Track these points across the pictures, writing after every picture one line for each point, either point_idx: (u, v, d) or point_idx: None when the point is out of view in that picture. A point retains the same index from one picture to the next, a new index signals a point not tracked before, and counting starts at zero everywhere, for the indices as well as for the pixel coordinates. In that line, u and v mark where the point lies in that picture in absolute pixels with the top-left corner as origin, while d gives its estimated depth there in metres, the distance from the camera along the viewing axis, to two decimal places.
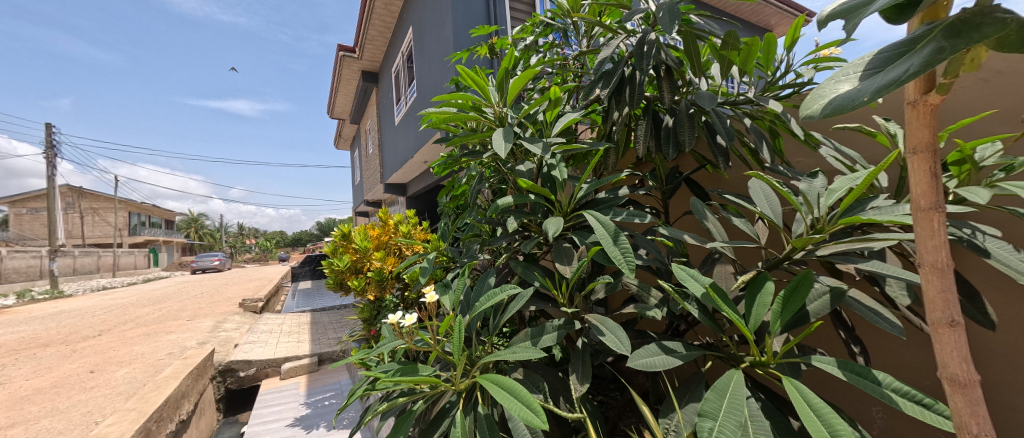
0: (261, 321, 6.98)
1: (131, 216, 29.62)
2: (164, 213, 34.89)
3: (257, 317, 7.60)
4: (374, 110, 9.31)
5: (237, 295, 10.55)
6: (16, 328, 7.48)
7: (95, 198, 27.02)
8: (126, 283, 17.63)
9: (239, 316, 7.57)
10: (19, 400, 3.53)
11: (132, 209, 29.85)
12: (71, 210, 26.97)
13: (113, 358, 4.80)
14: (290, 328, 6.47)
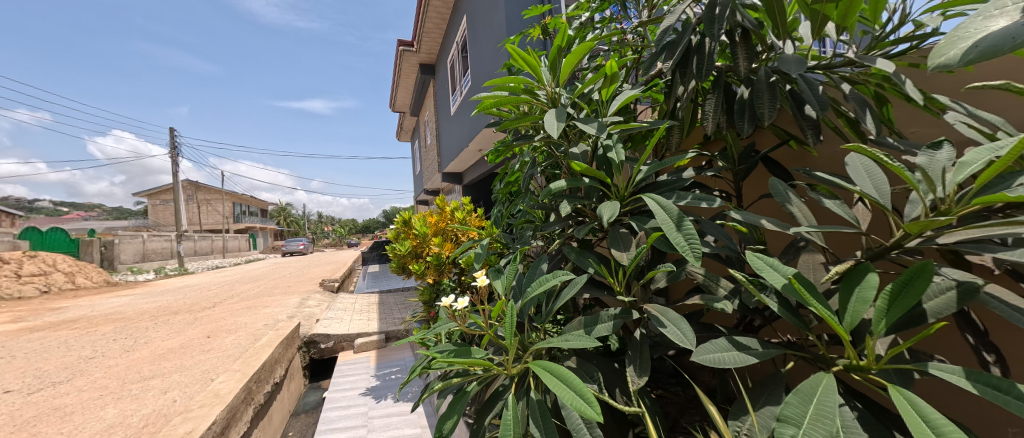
0: (338, 300, 7.69)
1: (234, 206, 34.12)
2: (258, 203, 39.65)
3: (334, 296, 8.40)
4: (432, 102, 9.62)
5: (317, 276, 11.69)
6: (155, 298, 9.03)
7: (204, 190, 31.34)
8: (231, 263, 20.37)
9: (320, 295, 8.41)
10: (158, 356, 4.26)
11: (234, 199, 34.32)
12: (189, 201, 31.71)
13: (223, 326, 5.58)
14: (360, 307, 7.04)
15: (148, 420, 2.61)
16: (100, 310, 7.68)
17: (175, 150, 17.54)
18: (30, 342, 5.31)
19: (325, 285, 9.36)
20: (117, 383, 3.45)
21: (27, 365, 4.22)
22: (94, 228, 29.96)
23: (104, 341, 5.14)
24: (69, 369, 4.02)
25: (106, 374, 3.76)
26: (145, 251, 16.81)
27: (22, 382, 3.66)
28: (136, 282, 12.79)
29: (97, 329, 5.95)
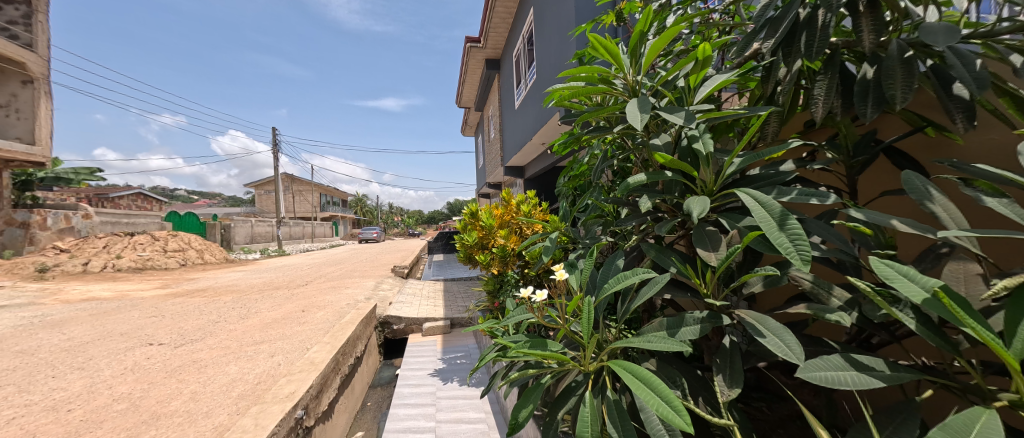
0: (407, 285, 8.25)
1: (321, 197, 38.23)
2: (341, 194, 43.94)
3: (404, 281, 9.04)
4: (496, 96, 9.78)
5: (389, 262, 12.65)
6: (260, 275, 10.47)
7: (298, 182, 35.45)
8: (318, 247, 22.90)
9: (392, 279, 9.10)
10: (266, 325, 4.95)
11: (321, 191, 38.44)
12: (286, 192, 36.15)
13: (314, 303, 6.31)
14: (427, 293, 7.49)
15: (260, 378, 3.04)
16: (220, 282, 9.12)
17: (276, 146, 20.05)
18: (173, 305, 6.48)
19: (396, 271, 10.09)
20: (236, 345, 4.07)
21: (172, 325, 5.15)
22: (216, 214, 35.49)
23: (225, 309, 6.09)
24: (201, 329, 4.84)
25: (228, 336, 4.46)
26: (252, 234, 19.57)
27: (169, 337, 4.49)
28: (247, 261, 14.97)
29: (219, 298, 7.08)
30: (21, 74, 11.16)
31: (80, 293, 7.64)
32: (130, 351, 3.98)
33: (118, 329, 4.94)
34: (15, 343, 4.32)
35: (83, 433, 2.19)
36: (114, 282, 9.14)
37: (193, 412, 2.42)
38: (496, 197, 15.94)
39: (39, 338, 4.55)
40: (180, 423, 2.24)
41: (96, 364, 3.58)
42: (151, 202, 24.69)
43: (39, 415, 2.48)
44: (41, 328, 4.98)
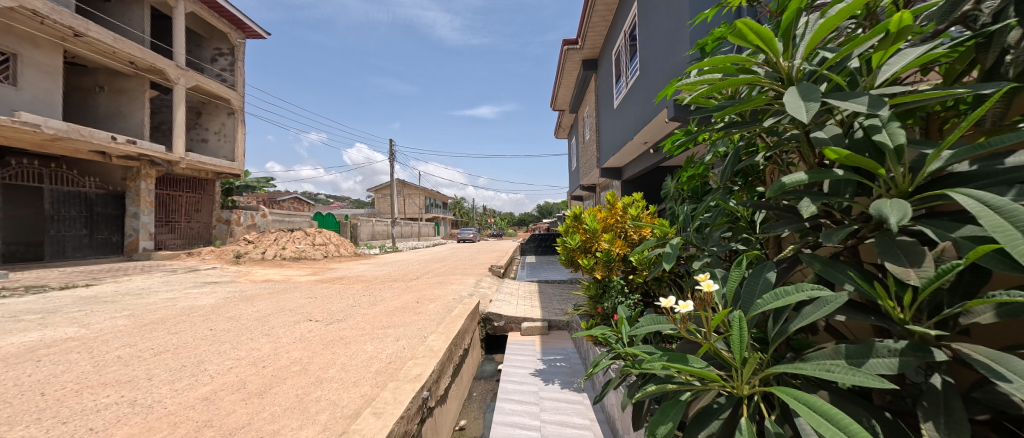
0: (505, 285, 8.60)
1: (427, 199, 42.41)
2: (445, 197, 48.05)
3: (501, 281, 9.45)
4: (593, 97, 9.59)
5: (487, 261, 13.37)
6: (381, 268, 12.06)
7: (409, 186, 39.89)
8: (425, 245, 25.45)
9: (490, 278, 9.60)
10: (391, 312, 5.69)
11: (428, 194, 42.67)
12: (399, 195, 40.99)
13: (425, 295, 7.02)
14: (524, 293, 7.71)
15: (390, 358, 3.50)
16: (353, 273, 10.78)
17: (394, 155, 22.92)
18: (321, 290, 7.89)
19: (493, 270, 10.64)
20: (370, 327, 4.76)
21: (321, 305, 6.26)
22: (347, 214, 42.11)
23: (357, 295, 7.17)
24: (343, 311, 5.78)
25: (363, 319, 5.24)
26: (373, 232, 22.76)
27: (321, 316, 5.46)
28: (371, 255, 17.40)
29: (352, 286, 8.36)
30: (227, 107, 14.88)
31: (260, 276, 9.81)
32: (297, 324, 4.96)
33: (286, 306, 6.21)
34: (225, 311, 5.75)
35: (275, 385, 2.79)
36: (281, 268, 11.51)
37: (344, 380, 2.89)
38: (590, 199, 15.61)
39: (238, 308, 5.98)
40: (338, 388, 2.71)
41: (276, 332, 4.55)
42: (302, 204, 30.49)
43: (246, 368, 3.24)
44: (239, 301, 6.54)
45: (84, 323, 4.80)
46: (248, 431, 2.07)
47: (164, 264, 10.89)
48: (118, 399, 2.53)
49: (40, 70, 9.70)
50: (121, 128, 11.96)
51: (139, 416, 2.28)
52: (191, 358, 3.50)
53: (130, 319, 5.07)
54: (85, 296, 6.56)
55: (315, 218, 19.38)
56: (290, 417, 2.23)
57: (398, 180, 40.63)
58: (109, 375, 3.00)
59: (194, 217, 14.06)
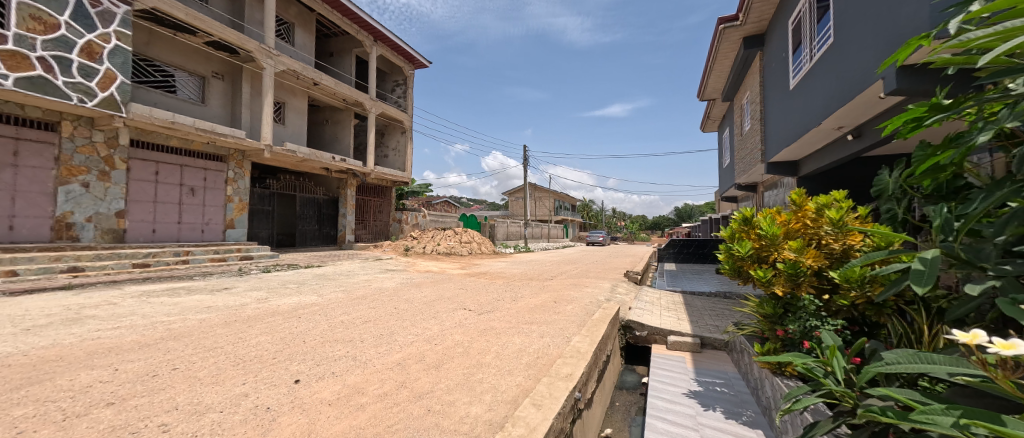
0: (644, 292, 8.06)
1: (557, 201, 43.36)
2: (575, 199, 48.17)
3: (640, 288, 8.89)
4: (759, 79, 8.08)
5: (624, 266, 12.78)
6: (517, 266, 12.83)
7: (542, 190, 41.39)
8: (556, 246, 26.02)
9: (627, 284, 9.15)
10: (532, 308, 5.96)
11: (558, 196, 43.61)
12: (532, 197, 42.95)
13: (562, 296, 7.11)
14: (665, 302, 7.05)
15: (538, 353, 3.64)
16: (494, 269, 11.77)
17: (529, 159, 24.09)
18: (470, 282, 8.85)
19: (628, 276, 10.09)
20: (516, 321, 5.08)
21: (471, 296, 7.00)
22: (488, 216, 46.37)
23: (500, 290, 7.76)
24: (491, 304, 6.34)
25: (509, 313, 5.63)
26: (509, 232, 24.49)
27: (474, 306, 6.09)
28: (508, 254, 18.69)
29: (495, 281, 9.12)
30: (401, 127, 18.16)
31: (423, 267, 11.63)
32: (455, 311, 5.67)
33: (445, 294, 7.17)
34: (402, 294, 6.99)
35: (446, 362, 3.23)
36: (439, 261, 13.41)
37: (501, 367, 3.15)
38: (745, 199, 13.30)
39: (411, 292, 7.19)
40: (496, 373, 2.96)
41: (441, 316, 5.29)
42: (451, 206, 34.96)
43: (424, 343, 3.86)
44: (411, 286, 7.86)
45: (318, 294, 6.52)
46: (431, 397, 2.43)
47: (361, 253, 14.00)
48: (346, 354, 3.33)
49: (297, 112, 13.76)
50: (340, 149, 15.89)
51: (359, 369, 2.95)
52: (383, 329, 4.35)
53: (343, 294, 6.64)
54: (317, 274, 8.95)
55: (462, 218, 21.91)
56: (460, 392, 2.53)
57: (531, 183, 42.69)
58: (337, 335, 3.98)
59: (380, 216, 17.62)
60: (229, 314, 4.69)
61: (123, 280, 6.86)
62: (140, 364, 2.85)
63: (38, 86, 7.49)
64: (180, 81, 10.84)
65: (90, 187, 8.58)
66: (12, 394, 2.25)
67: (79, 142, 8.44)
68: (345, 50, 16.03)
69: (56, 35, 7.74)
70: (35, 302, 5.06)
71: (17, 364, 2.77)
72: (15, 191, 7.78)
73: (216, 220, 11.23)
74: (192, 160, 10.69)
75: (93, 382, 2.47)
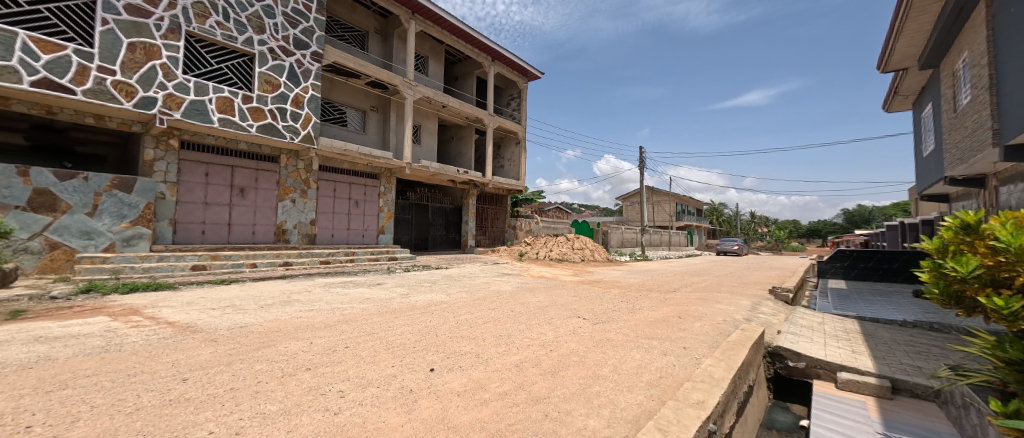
0: (798, 314, 6.74)
1: (679, 205, 39.55)
2: (700, 202, 43.33)
3: (791, 309, 7.46)
4: (983, 34, 5.98)
5: (767, 282, 10.89)
6: (634, 275, 12.14)
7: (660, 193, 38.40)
8: (678, 255, 23.73)
9: (773, 303, 7.78)
10: (653, 322, 5.56)
11: (680, 200, 39.80)
12: (649, 202, 40.08)
13: (689, 311, 6.44)
14: (827, 330, 5.75)
15: (661, 372, 3.37)
16: (609, 277, 11.37)
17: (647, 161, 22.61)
18: (584, 290, 8.72)
19: (775, 294, 8.57)
20: (635, 334, 4.81)
21: (586, 304, 6.90)
22: (601, 222, 45.09)
23: (617, 300, 7.44)
24: (607, 314, 6.14)
25: (626, 325, 5.36)
26: (624, 239, 23.36)
27: (589, 315, 5.98)
28: (623, 262, 17.78)
29: (610, 290, 8.79)
30: (516, 138, 19.14)
31: (537, 272, 11.95)
32: (570, 318, 5.67)
33: (559, 300, 7.22)
34: (519, 297, 7.29)
35: (561, 369, 3.26)
36: (552, 267, 13.56)
37: (619, 382, 3.03)
38: (959, 198, 9.97)
39: (526, 297, 7.45)
40: (614, 388, 2.85)
41: (557, 322, 5.36)
42: (563, 212, 35.17)
43: (539, 348, 3.96)
44: (526, 291, 8.16)
45: (447, 293, 7.27)
46: (548, 403, 2.49)
47: (480, 257, 15.11)
48: (471, 350, 3.65)
49: (430, 133, 15.75)
50: (464, 162, 17.56)
51: (482, 366, 3.20)
52: (503, 331, 4.62)
53: (467, 294, 7.27)
54: (445, 275, 10.00)
55: (575, 225, 21.79)
56: (577, 402, 2.53)
57: (648, 186, 40.01)
58: (463, 332, 4.38)
59: (497, 223, 18.81)
60: (382, 306, 5.60)
61: (312, 274, 8.80)
62: (326, 340, 3.62)
63: (270, 131, 10.30)
64: (349, 116, 13.48)
65: (295, 202, 11.39)
66: (253, 353, 3.11)
67: (289, 170, 11.29)
68: (468, 73, 17.71)
69: (277, 91, 10.51)
70: (261, 287, 6.88)
71: (254, 331, 3.80)
72: (256, 206, 10.69)
73: (372, 226, 13.58)
74: (357, 179, 13.16)
75: (297, 351, 3.23)
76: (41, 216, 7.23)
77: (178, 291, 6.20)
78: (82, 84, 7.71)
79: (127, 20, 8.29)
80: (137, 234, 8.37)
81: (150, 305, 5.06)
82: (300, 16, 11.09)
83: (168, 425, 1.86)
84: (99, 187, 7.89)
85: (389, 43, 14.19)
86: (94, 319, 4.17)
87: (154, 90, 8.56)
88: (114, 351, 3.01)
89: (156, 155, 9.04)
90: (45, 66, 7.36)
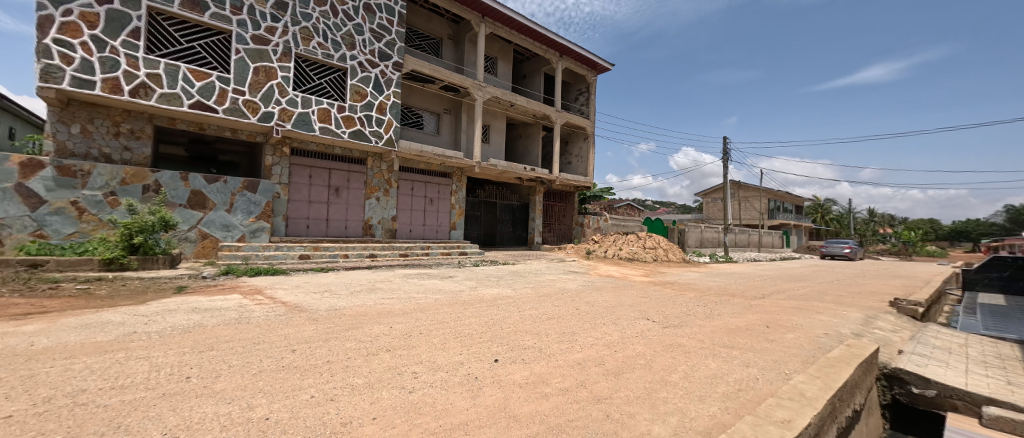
0: (929, 334, 5.68)
1: (772, 202, 35.33)
2: (798, 198, 38.42)
3: (918, 326, 6.31)
4: None
5: (885, 293, 9.30)
6: (715, 278, 11.25)
7: (747, 188, 34.75)
8: (768, 258, 21.32)
9: (893, 318, 6.65)
10: (733, 330, 5.15)
11: (772, 196, 35.61)
12: (735, 198, 36.43)
13: (779, 321, 5.82)
14: (961, 355, 4.80)
15: (738, 384, 3.13)
16: (684, 279, 10.68)
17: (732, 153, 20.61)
18: (656, 292, 8.33)
19: (898, 307, 7.31)
20: (711, 342, 4.50)
21: (658, 307, 6.59)
22: (677, 219, 42.32)
23: (692, 304, 7.00)
24: (680, 318, 5.81)
25: (701, 331, 5.04)
26: (703, 239, 21.63)
27: (659, 318, 5.71)
28: (702, 263, 16.51)
29: (686, 293, 8.28)
30: (584, 134, 18.82)
31: (606, 271, 11.65)
32: (637, 320, 5.49)
33: (627, 301, 7.01)
34: (585, 296, 7.22)
35: (626, 371, 3.20)
36: (622, 267, 13.09)
37: (689, 391, 2.88)
38: None
39: (592, 296, 7.35)
40: (684, 397, 2.73)
41: (624, 323, 5.23)
42: (634, 209, 33.73)
43: (603, 348, 3.91)
44: (593, 290, 8.04)
45: (513, 288, 7.46)
46: (610, 404, 2.48)
47: (547, 255, 15.15)
48: (535, 345, 3.74)
49: (499, 132, 16.20)
50: (531, 160, 17.73)
51: (544, 360, 3.27)
52: (566, 328, 4.65)
53: (531, 290, 7.41)
54: (513, 271, 10.22)
55: (647, 223, 20.74)
56: (641, 406, 2.48)
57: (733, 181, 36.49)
58: (528, 327, 4.50)
59: (564, 220, 18.72)
60: (454, 297, 5.94)
61: (393, 265, 9.61)
62: (404, 326, 3.97)
63: (359, 136, 11.42)
64: (425, 119, 14.42)
65: (379, 200, 12.48)
66: (344, 332, 3.54)
67: (375, 171, 12.42)
68: (535, 70, 17.80)
69: (365, 100, 11.62)
70: (351, 275, 7.71)
71: (345, 314, 4.30)
72: (348, 204, 11.94)
73: (445, 223, 14.36)
74: (432, 178, 14.02)
75: (379, 333, 3.60)
76: (197, 212, 8.94)
77: (288, 276, 7.22)
78: (223, 104, 9.34)
79: (252, 49, 9.81)
80: (260, 228, 9.80)
81: (268, 286, 6.00)
82: (384, 30, 12.10)
83: (280, 386, 2.22)
84: (234, 188, 9.48)
85: (461, 48, 14.83)
86: (229, 296, 5.08)
87: (272, 106, 10.02)
88: (243, 323, 3.64)
89: (273, 160, 10.57)
90: (198, 92, 9.04)
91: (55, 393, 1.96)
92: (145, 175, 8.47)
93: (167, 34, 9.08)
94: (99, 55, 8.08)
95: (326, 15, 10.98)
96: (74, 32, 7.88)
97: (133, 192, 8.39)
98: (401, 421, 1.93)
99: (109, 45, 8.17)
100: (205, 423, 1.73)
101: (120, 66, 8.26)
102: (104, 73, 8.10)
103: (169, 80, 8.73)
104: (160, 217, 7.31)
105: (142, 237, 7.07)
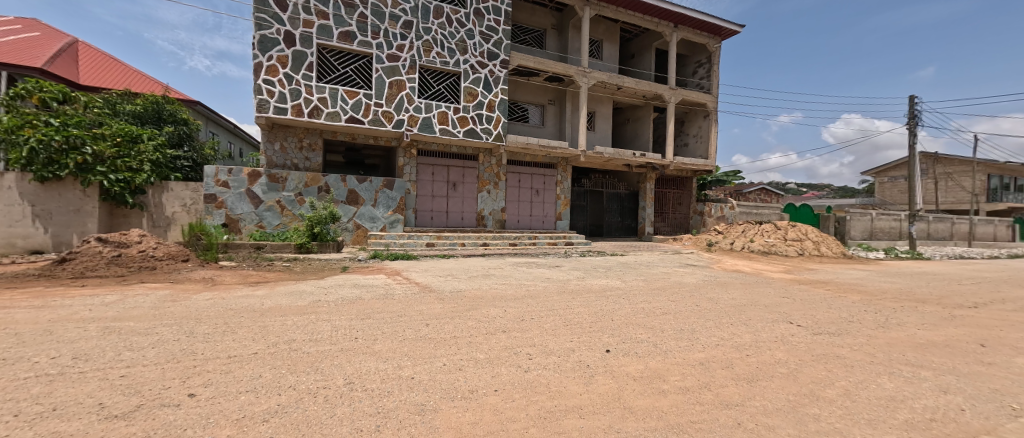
0: None
1: (992, 179, 26.12)
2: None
3: None
4: None
5: None
6: (892, 279, 8.96)
7: (951, 162, 26.27)
8: (983, 255, 15.96)
9: None
10: (920, 345, 4.07)
11: (992, 170, 26.34)
12: (927, 177, 28.07)
13: (1003, 340, 4.33)
14: None
15: (924, 410, 2.50)
16: (842, 278, 8.78)
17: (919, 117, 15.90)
18: (800, 291, 7.08)
19: None
20: (884, 356, 3.65)
21: (803, 309, 5.62)
22: (833, 204, 34.74)
23: (856, 309, 5.73)
24: (835, 324, 4.85)
25: (867, 341, 4.13)
26: (873, 229, 17.33)
27: (805, 322, 4.88)
28: (870, 260, 13.30)
29: (846, 296, 6.81)
30: (704, 111, 16.84)
31: (734, 266, 10.34)
32: (775, 322, 4.79)
33: (760, 300, 6.15)
34: (706, 292, 6.59)
35: (761, 378, 2.85)
36: (755, 262, 11.43)
37: (850, 409, 2.43)
38: None
39: (716, 292, 6.66)
40: (843, 417, 2.30)
41: (757, 324, 4.63)
42: (771, 194, 28.93)
43: (730, 349, 3.54)
44: (716, 285, 7.27)
45: (622, 280, 7.24)
46: (741, 411, 2.25)
47: (662, 246, 14.15)
48: (648, 339, 3.60)
49: (605, 118, 15.63)
50: (640, 145, 16.68)
51: (661, 356, 3.12)
52: (685, 324, 4.33)
53: (643, 283, 7.07)
54: (623, 262, 9.83)
55: (789, 210, 17.59)
56: (782, 419, 2.19)
57: (923, 154, 28.20)
58: (640, 319, 4.35)
59: (680, 209, 17.28)
60: (563, 286, 6.06)
61: (505, 254, 10.20)
62: (517, 311, 4.23)
63: (473, 134, 12.33)
64: (531, 112, 14.73)
65: (491, 192, 13.33)
66: (466, 313, 3.94)
67: (487, 165, 13.28)
68: (646, 48, 16.56)
69: (477, 100, 12.45)
70: (469, 262, 8.45)
71: (466, 296, 4.77)
72: (464, 197, 13.06)
73: (551, 214, 14.58)
74: (539, 169, 14.33)
75: (495, 316, 3.89)
76: (352, 207, 10.87)
77: (419, 262, 8.26)
78: (367, 116, 11.09)
79: (388, 66, 11.39)
80: (397, 220, 11.42)
81: (404, 269, 7.02)
82: (493, 31, 12.72)
83: (420, 353, 2.61)
84: (378, 185, 11.20)
85: (566, 36, 14.66)
86: (377, 275, 6.14)
87: (403, 113, 11.50)
88: (389, 298, 4.37)
89: (405, 161, 12.16)
90: (351, 108, 10.93)
91: (279, 339, 2.69)
92: (319, 178, 10.61)
93: (331, 63, 11.06)
94: (289, 87, 10.34)
95: (443, 26, 12.05)
96: (274, 72, 10.20)
97: (312, 192, 10.60)
98: (520, 396, 2.09)
99: (295, 78, 10.39)
100: (371, 375, 2.16)
101: (301, 94, 10.46)
102: (292, 101, 10.35)
103: (332, 101, 10.73)
104: (330, 212, 9.05)
105: (319, 227, 8.91)
